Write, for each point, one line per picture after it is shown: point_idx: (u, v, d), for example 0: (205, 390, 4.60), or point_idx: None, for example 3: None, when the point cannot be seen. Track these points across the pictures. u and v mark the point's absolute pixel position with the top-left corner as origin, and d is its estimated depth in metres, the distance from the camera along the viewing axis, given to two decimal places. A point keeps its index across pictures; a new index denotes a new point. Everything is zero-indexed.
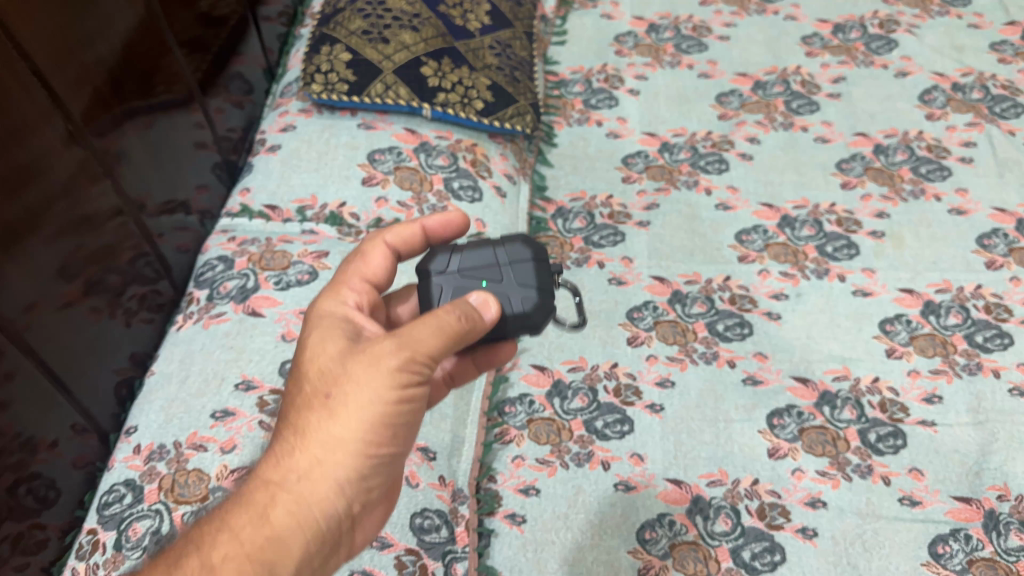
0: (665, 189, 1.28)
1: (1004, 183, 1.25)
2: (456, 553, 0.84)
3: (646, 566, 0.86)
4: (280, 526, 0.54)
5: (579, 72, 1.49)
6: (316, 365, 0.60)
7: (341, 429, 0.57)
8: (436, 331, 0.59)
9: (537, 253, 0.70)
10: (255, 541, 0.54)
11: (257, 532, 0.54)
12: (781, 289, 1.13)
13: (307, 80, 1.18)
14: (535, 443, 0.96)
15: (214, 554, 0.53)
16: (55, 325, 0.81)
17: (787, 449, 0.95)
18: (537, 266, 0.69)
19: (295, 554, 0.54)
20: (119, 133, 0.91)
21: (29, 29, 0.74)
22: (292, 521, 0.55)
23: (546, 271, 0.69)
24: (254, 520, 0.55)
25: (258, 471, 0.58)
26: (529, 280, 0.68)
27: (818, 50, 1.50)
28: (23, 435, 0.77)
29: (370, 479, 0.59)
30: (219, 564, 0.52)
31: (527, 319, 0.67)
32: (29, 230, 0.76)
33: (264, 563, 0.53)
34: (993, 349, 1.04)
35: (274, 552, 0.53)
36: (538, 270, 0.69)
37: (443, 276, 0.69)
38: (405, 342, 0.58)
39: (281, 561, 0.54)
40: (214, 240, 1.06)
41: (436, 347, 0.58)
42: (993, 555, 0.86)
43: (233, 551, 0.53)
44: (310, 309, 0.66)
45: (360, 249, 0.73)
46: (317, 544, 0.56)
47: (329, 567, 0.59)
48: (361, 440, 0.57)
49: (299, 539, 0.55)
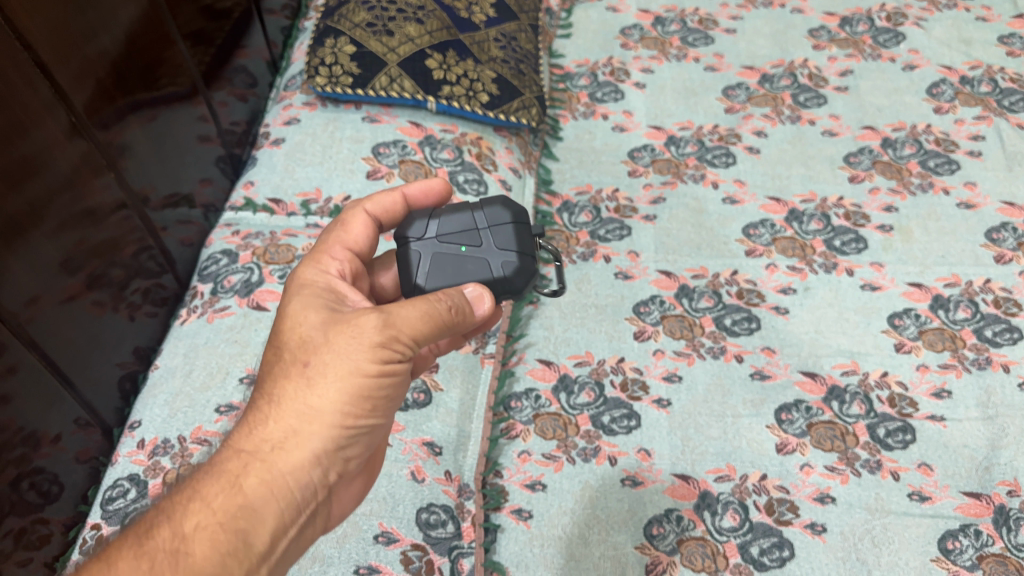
0: (671, 183, 1.27)
1: (1013, 176, 1.24)
2: (462, 549, 0.83)
3: (654, 561, 0.85)
4: (254, 495, 0.53)
5: (585, 65, 1.48)
6: (295, 334, 0.59)
7: (319, 400, 0.56)
8: (423, 313, 0.58)
9: (516, 215, 0.70)
10: (228, 510, 0.52)
11: (230, 500, 0.52)
12: (789, 284, 1.12)
13: (311, 73, 1.17)
14: (541, 437, 0.96)
15: (184, 523, 0.51)
16: (58, 319, 0.80)
17: (796, 444, 0.95)
18: (516, 229, 0.69)
19: (269, 524, 0.53)
20: (123, 125, 0.90)
21: (31, 20, 0.73)
22: (266, 490, 0.54)
23: (525, 234, 0.69)
24: (227, 490, 0.53)
25: (231, 441, 0.56)
26: (509, 244, 0.68)
27: (826, 43, 1.49)
28: (26, 428, 0.77)
29: (348, 451, 0.58)
30: (191, 534, 0.50)
31: (509, 283, 0.68)
32: (33, 223, 0.75)
33: (236, 533, 0.51)
34: (1003, 343, 1.03)
35: (248, 521, 0.52)
36: (518, 233, 0.69)
37: (422, 243, 0.69)
38: (389, 314, 0.57)
39: (255, 532, 0.52)
40: (218, 234, 1.06)
41: (420, 321, 0.58)
42: (1003, 551, 0.86)
43: (204, 520, 0.51)
44: (290, 278, 0.65)
45: (342, 217, 0.72)
46: (293, 515, 0.55)
47: (305, 540, 0.57)
48: (340, 411, 0.56)
49: (274, 509, 0.53)
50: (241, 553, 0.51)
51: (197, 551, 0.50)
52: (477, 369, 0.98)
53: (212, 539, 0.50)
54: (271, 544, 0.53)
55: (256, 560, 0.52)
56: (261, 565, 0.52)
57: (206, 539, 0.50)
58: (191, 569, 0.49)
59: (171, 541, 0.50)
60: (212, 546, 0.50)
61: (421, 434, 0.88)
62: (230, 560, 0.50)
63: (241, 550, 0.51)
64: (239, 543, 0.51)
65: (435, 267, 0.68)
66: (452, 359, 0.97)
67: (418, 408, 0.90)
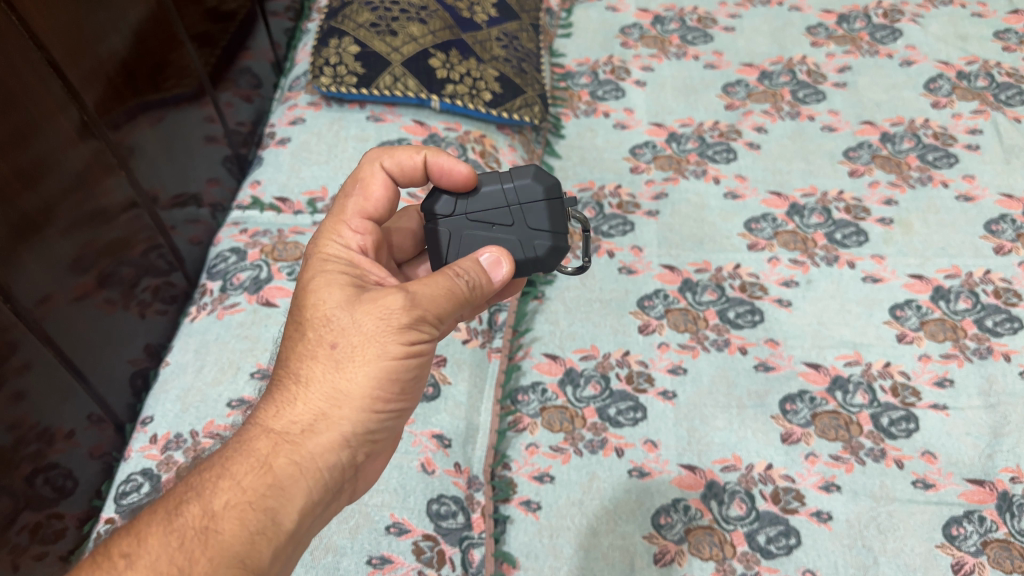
0: (673, 178, 1.28)
1: (1011, 169, 1.25)
2: (473, 539, 0.84)
3: (662, 551, 0.86)
4: (283, 474, 0.54)
5: (585, 64, 1.50)
6: (319, 313, 0.60)
7: (346, 381, 0.57)
8: (446, 290, 0.60)
9: (549, 191, 0.70)
10: (256, 488, 0.53)
11: (260, 479, 0.53)
12: (791, 277, 1.13)
13: (316, 73, 1.19)
14: (549, 430, 0.97)
15: (214, 501, 0.52)
16: (70, 317, 0.81)
17: (801, 433, 0.96)
18: (549, 206, 0.70)
19: (297, 502, 0.54)
20: (132, 126, 0.91)
21: (44, 20, 0.75)
22: (296, 470, 0.54)
23: (558, 211, 0.70)
24: (255, 468, 0.54)
25: (258, 419, 0.57)
26: (541, 224, 0.70)
27: (824, 40, 1.51)
28: (40, 425, 0.77)
29: (376, 432, 0.59)
30: (221, 512, 0.51)
31: (540, 263, 0.70)
32: (46, 221, 0.76)
33: (265, 512, 0.52)
34: (1003, 333, 1.04)
35: (280, 500, 0.53)
36: (550, 211, 0.70)
37: (451, 221, 0.71)
38: (414, 296, 0.58)
39: (284, 510, 0.53)
40: (226, 233, 1.08)
41: (443, 300, 0.60)
42: (1007, 537, 0.86)
43: (234, 499, 0.52)
44: (312, 252, 0.66)
45: (359, 176, 0.72)
46: (321, 494, 0.56)
47: (329, 517, 0.59)
48: (366, 393, 0.57)
49: (303, 488, 0.54)
50: (270, 531, 0.52)
51: (226, 529, 0.51)
52: (484, 363, 0.99)
53: (244, 516, 0.51)
54: (299, 522, 0.54)
55: (285, 538, 0.53)
56: (291, 544, 0.53)
57: (236, 517, 0.51)
58: (221, 546, 0.50)
59: (201, 518, 0.51)
60: (243, 524, 0.51)
61: (430, 427, 0.88)
62: (260, 538, 0.51)
63: (270, 528, 0.52)
64: (270, 520, 0.52)
65: (463, 245, 0.70)
66: (459, 353, 0.96)
67: (426, 401, 0.90)
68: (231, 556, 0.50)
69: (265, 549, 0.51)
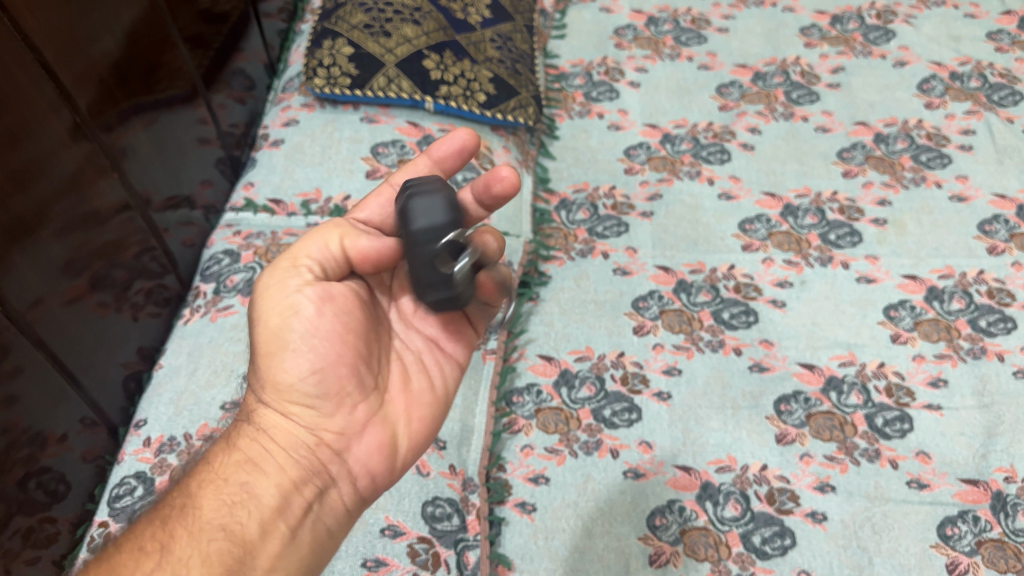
0: (667, 179, 1.28)
1: (1004, 169, 1.25)
2: (468, 542, 0.83)
3: (657, 552, 0.86)
4: (247, 454, 0.61)
5: (579, 65, 1.50)
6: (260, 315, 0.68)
7: (270, 358, 0.62)
8: (318, 240, 0.64)
9: (410, 235, 0.59)
10: (229, 468, 0.60)
11: (231, 461, 0.61)
12: (785, 278, 1.13)
13: (309, 74, 1.18)
14: (543, 432, 0.97)
15: (193, 485, 0.59)
16: (63, 320, 0.80)
17: (795, 434, 0.96)
18: (410, 250, 0.60)
19: (268, 476, 0.60)
20: (125, 128, 0.90)
21: (36, 21, 0.74)
22: (258, 450, 0.61)
23: (420, 257, 0.59)
24: (225, 454, 0.61)
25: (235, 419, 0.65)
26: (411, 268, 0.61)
27: (817, 41, 1.51)
28: (33, 428, 0.77)
29: (328, 400, 0.62)
30: (198, 492, 0.58)
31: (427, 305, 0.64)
32: (39, 223, 0.76)
33: (237, 487, 0.59)
34: (997, 333, 1.05)
35: (249, 475, 0.60)
36: (413, 254, 0.60)
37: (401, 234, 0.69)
38: (291, 259, 0.64)
39: (254, 484, 0.59)
40: (220, 235, 1.07)
41: (314, 248, 0.64)
42: (1001, 536, 0.87)
43: (210, 480, 0.59)
44: None
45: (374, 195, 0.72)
46: (293, 468, 0.61)
47: (324, 494, 0.62)
48: (288, 361, 0.61)
49: (271, 463, 0.60)
50: (246, 503, 0.58)
51: (204, 505, 0.57)
52: (479, 365, 0.99)
53: (219, 493, 0.58)
54: (277, 494, 0.59)
55: (262, 508, 0.58)
56: (276, 516, 0.58)
57: (213, 494, 0.58)
58: (199, 518, 0.56)
59: (184, 499, 0.58)
60: (219, 499, 0.58)
61: None
62: (236, 509, 0.58)
63: (245, 500, 0.58)
64: (243, 492, 0.59)
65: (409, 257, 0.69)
66: None
67: None
68: (212, 527, 0.56)
69: (244, 518, 0.57)
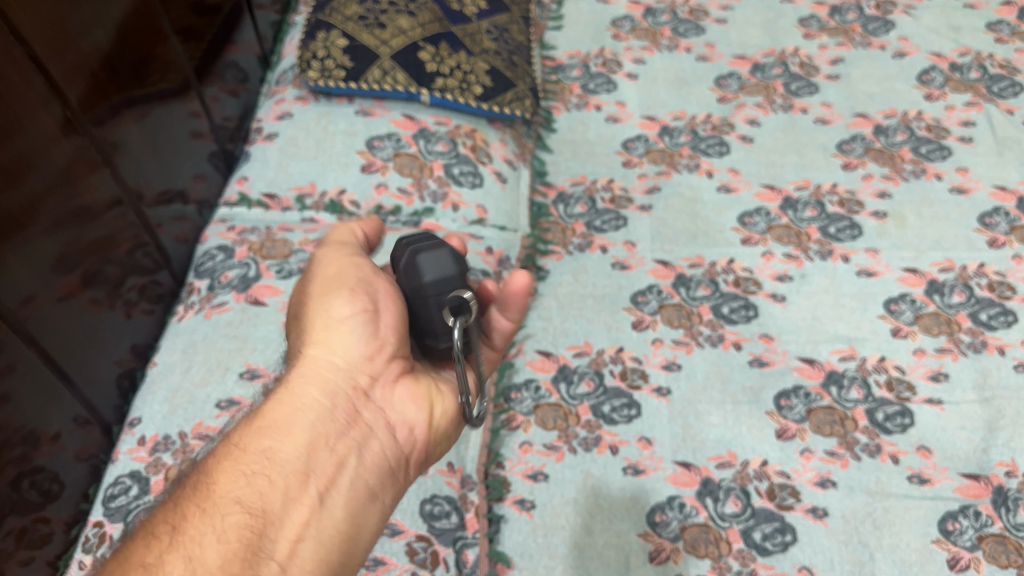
0: (665, 172, 1.27)
1: (1005, 161, 1.24)
2: (467, 540, 0.82)
3: (657, 549, 0.86)
4: (273, 418, 0.58)
5: (577, 57, 1.48)
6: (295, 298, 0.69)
7: (314, 321, 0.63)
8: (346, 228, 0.71)
9: (417, 288, 0.60)
10: (250, 436, 0.57)
11: (249, 433, 0.57)
12: (785, 272, 1.12)
13: (303, 67, 1.16)
14: (542, 428, 0.96)
15: (212, 460, 0.56)
16: (55, 317, 0.79)
17: (796, 429, 0.95)
18: (418, 298, 0.60)
19: (296, 438, 0.57)
20: (117, 122, 0.89)
21: (25, 13, 0.72)
22: (287, 412, 0.58)
23: (426, 311, 0.60)
24: (249, 423, 0.58)
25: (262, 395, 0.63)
26: (421, 317, 0.61)
27: (816, 32, 1.50)
28: (25, 427, 0.75)
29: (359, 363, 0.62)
30: (217, 466, 0.55)
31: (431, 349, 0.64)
32: (30, 219, 0.74)
33: (261, 454, 0.56)
34: (997, 327, 1.04)
35: (273, 441, 0.56)
36: (422, 306, 0.60)
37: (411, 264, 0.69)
38: (328, 243, 0.70)
39: (281, 448, 0.56)
40: (213, 229, 1.05)
41: (344, 233, 0.71)
42: (1002, 531, 0.86)
43: (229, 451, 0.56)
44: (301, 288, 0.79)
45: None
46: (326, 426, 0.59)
47: (362, 454, 0.59)
48: (329, 315, 0.63)
49: (301, 425, 0.58)
50: (270, 468, 0.55)
51: (221, 480, 0.54)
52: None
53: (238, 464, 0.55)
54: (305, 456, 0.56)
55: (291, 472, 0.55)
56: (305, 479, 0.55)
57: (231, 468, 0.55)
58: (218, 491, 0.53)
59: (201, 476, 0.55)
60: (238, 471, 0.54)
61: None
62: (258, 478, 0.54)
63: (269, 467, 0.55)
64: (266, 459, 0.55)
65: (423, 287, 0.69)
66: None
67: None
68: (230, 499, 0.53)
69: (269, 485, 0.54)
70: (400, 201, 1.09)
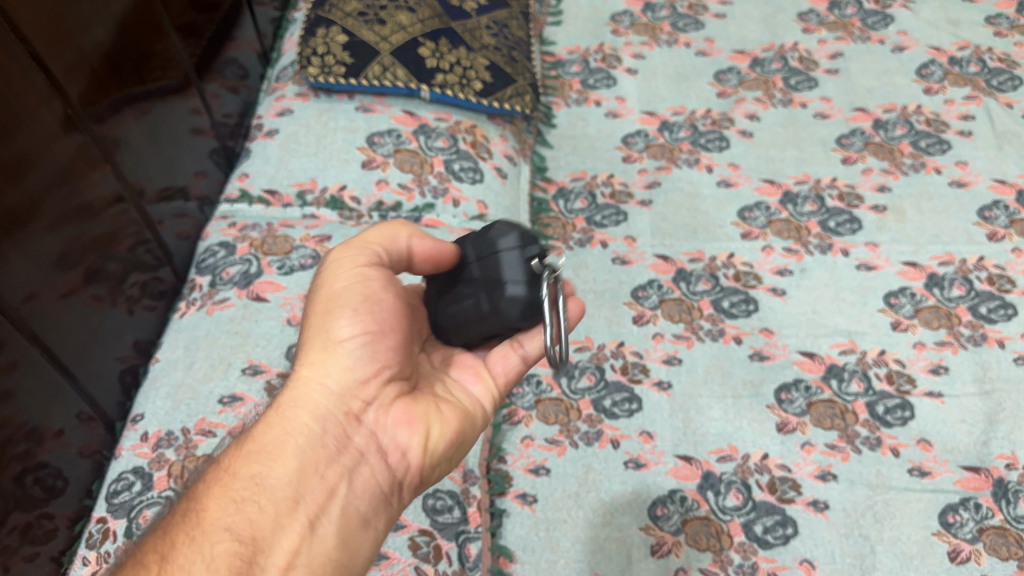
0: (665, 167, 1.27)
1: (1004, 155, 1.25)
2: (469, 534, 0.83)
3: (659, 542, 0.86)
4: (264, 444, 0.58)
5: (576, 52, 1.48)
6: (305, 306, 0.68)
7: (314, 340, 0.62)
8: (387, 232, 0.67)
9: (504, 241, 0.60)
10: (242, 463, 0.57)
11: (241, 459, 0.57)
12: (784, 266, 1.12)
13: (303, 63, 1.17)
14: (544, 422, 0.96)
15: (202, 487, 0.56)
16: (57, 314, 0.79)
17: (796, 423, 0.95)
18: (501, 254, 0.60)
19: (285, 465, 0.57)
20: (117, 119, 0.89)
21: (25, 10, 0.72)
22: (278, 438, 0.58)
23: (511, 262, 0.59)
24: (240, 450, 0.58)
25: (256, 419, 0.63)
26: (503, 274, 0.59)
27: (815, 26, 1.50)
28: (28, 424, 0.75)
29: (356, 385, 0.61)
30: (207, 492, 0.55)
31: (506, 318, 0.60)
32: (32, 216, 0.74)
33: (250, 481, 0.56)
34: (997, 320, 1.05)
35: (263, 466, 0.56)
36: (507, 259, 0.60)
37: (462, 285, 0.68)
38: (355, 242, 0.67)
39: (271, 475, 0.56)
40: (214, 226, 1.05)
41: (379, 236, 0.67)
42: (1003, 523, 0.87)
43: (220, 478, 0.56)
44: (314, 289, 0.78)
45: None
46: (317, 452, 0.58)
47: (351, 479, 0.58)
48: (330, 328, 0.62)
49: (291, 451, 0.58)
50: (259, 496, 0.55)
51: (209, 507, 0.54)
52: None
53: (227, 491, 0.55)
54: (295, 482, 0.56)
55: (279, 499, 0.55)
56: (293, 506, 0.55)
57: (220, 495, 0.55)
58: (206, 518, 0.53)
59: (192, 503, 0.55)
60: (227, 498, 0.54)
61: None
62: (246, 506, 0.54)
63: (257, 495, 0.55)
64: (255, 485, 0.55)
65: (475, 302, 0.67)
66: None
67: None
68: (218, 527, 0.53)
69: (257, 511, 0.54)
70: (401, 197, 1.09)
